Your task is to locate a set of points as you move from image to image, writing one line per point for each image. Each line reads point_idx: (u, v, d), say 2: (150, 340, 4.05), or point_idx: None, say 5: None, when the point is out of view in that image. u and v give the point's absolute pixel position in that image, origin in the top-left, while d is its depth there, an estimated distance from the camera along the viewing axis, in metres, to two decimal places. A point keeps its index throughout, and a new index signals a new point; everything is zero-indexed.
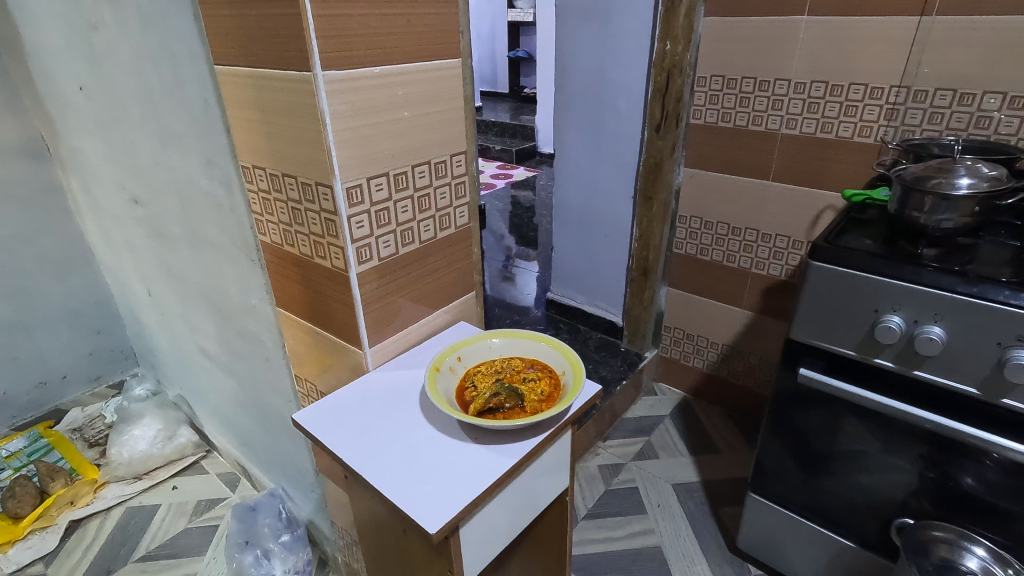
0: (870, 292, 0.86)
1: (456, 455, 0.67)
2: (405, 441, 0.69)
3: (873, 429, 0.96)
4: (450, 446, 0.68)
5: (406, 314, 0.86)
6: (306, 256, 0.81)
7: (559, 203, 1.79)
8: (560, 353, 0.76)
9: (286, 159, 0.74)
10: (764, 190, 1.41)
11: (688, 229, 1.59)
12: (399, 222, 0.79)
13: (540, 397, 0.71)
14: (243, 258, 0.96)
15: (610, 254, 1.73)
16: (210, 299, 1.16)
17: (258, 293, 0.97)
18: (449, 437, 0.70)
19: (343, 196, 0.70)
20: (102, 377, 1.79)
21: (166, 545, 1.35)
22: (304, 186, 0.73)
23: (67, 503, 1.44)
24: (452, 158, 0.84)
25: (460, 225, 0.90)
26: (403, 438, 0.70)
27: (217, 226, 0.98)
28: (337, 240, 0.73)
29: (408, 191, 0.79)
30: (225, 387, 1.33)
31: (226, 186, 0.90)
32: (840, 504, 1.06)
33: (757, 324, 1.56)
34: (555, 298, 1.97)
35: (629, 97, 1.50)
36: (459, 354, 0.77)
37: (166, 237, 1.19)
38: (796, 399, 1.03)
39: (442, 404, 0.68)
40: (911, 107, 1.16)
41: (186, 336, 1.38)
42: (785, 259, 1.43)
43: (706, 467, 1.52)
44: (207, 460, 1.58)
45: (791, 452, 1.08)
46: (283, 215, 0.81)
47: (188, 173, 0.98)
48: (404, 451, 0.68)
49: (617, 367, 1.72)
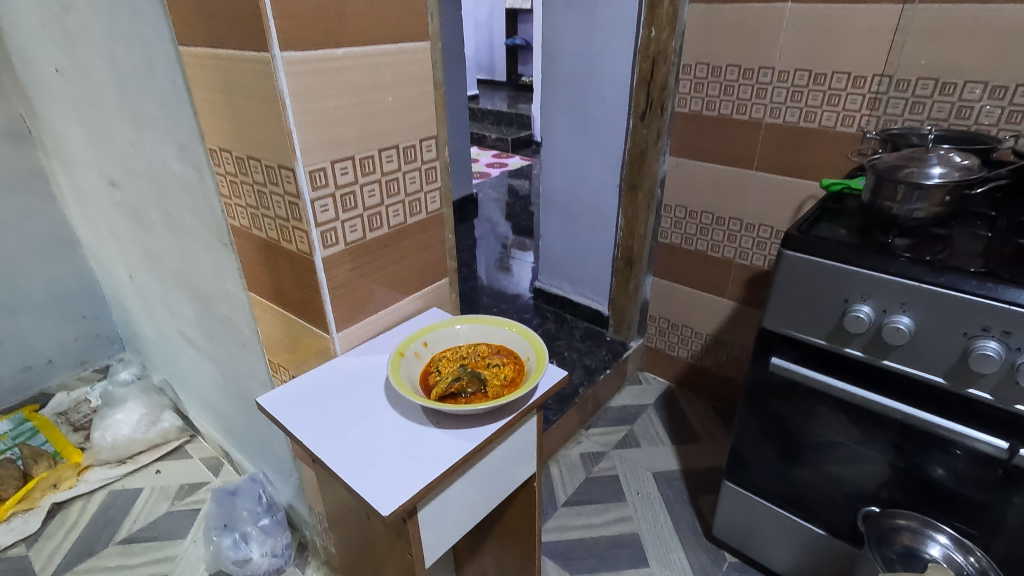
0: (840, 282, 0.86)
1: (417, 439, 0.67)
2: (368, 425, 0.70)
3: (845, 419, 0.96)
4: (412, 430, 0.68)
5: (377, 299, 0.86)
6: (273, 240, 0.80)
7: (546, 191, 1.79)
8: (525, 338, 0.76)
9: (250, 141, 0.73)
10: (748, 179, 1.40)
11: (672, 219, 1.59)
12: (366, 206, 0.78)
13: (503, 382, 0.71)
14: (216, 243, 0.95)
15: (596, 244, 1.73)
16: (187, 284, 1.16)
17: (232, 277, 0.97)
18: (411, 422, 0.69)
19: (306, 179, 0.70)
20: (88, 361, 1.79)
21: (148, 527, 1.36)
22: (268, 169, 0.73)
23: (51, 486, 1.45)
24: (422, 143, 0.84)
25: (431, 210, 0.89)
26: (367, 422, 0.70)
27: (191, 211, 0.98)
28: (301, 223, 0.72)
29: (375, 175, 0.78)
30: (206, 371, 1.33)
31: (197, 169, 0.89)
32: (812, 494, 1.07)
33: (740, 314, 1.56)
34: (542, 287, 1.97)
35: (615, 85, 1.49)
36: (424, 339, 0.77)
37: (144, 221, 1.18)
38: (768, 387, 1.04)
39: (402, 389, 0.68)
40: (893, 96, 1.15)
41: (167, 321, 1.38)
42: (768, 249, 1.43)
43: (687, 456, 1.53)
44: (191, 445, 1.59)
45: (764, 442, 1.09)
46: (250, 199, 0.80)
47: (161, 157, 0.97)
48: (367, 435, 0.68)
49: (601, 357, 1.73)
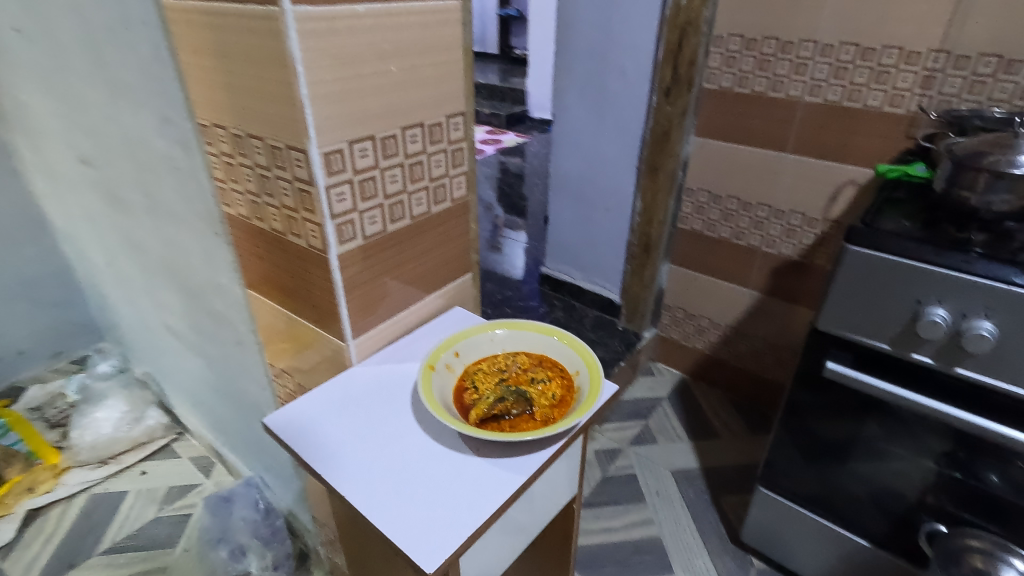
0: (913, 282, 0.78)
1: (455, 470, 0.58)
2: (396, 452, 0.60)
3: (899, 425, 0.90)
4: (447, 458, 0.59)
5: (394, 298, 0.76)
6: (277, 233, 0.69)
7: (556, 172, 1.67)
8: (572, 348, 0.66)
9: (249, 115, 0.62)
10: (781, 163, 1.31)
11: (694, 203, 1.49)
12: (387, 194, 0.67)
13: (552, 402, 0.62)
14: (208, 231, 0.84)
15: (611, 229, 1.63)
16: (173, 275, 1.04)
17: (225, 270, 0.86)
18: (447, 449, 0.60)
19: (321, 163, 0.59)
20: (63, 353, 1.66)
21: (134, 535, 1.26)
22: (272, 150, 0.61)
23: (26, 491, 1.34)
24: (449, 120, 0.72)
25: (456, 198, 0.79)
26: (395, 448, 0.60)
27: (176, 194, 0.85)
28: (314, 214, 0.61)
29: (397, 158, 0.67)
30: (195, 368, 1.22)
31: (184, 147, 0.77)
32: (852, 503, 1.02)
33: (763, 306, 1.48)
34: (549, 273, 1.88)
35: (637, 57, 1.37)
36: (455, 349, 0.67)
37: (120, 203, 1.05)
38: (813, 389, 0.97)
39: (439, 412, 0.58)
40: (950, 74, 1.06)
41: (151, 313, 1.26)
42: (799, 238, 1.35)
43: (706, 453, 1.47)
44: (179, 443, 1.48)
45: (804, 450, 1.03)
46: (248, 184, 0.68)
47: (141, 132, 0.84)
48: (396, 465, 0.58)
49: (614, 348, 1.65)
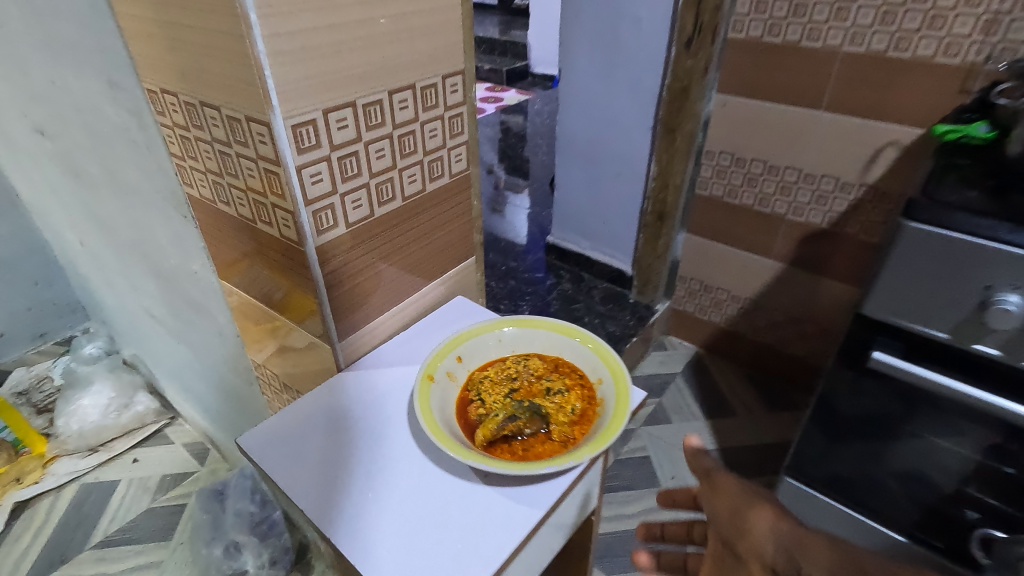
0: (981, 265, 0.69)
1: (460, 503, 0.49)
2: (393, 480, 0.52)
3: (943, 417, 0.83)
4: (451, 488, 0.51)
5: (387, 290, 0.66)
6: (246, 219, 0.59)
7: (564, 134, 1.54)
8: (593, 352, 0.59)
9: (200, 79, 0.50)
10: (813, 122, 1.18)
11: (715, 166, 1.36)
12: (373, 173, 0.57)
13: (571, 419, 0.55)
14: (174, 213, 0.73)
15: (623, 196, 1.51)
16: (146, 258, 0.94)
17: (197, 256, 0.75)
18: (451, 476, 0.52)
19: (289, 139, 0.48)
20: (47, 334, 1.56)
21: (127, 528, 1.21)
22: (230, 121, 0.50)
23: (14, 481, 1.29)
24: (445, 81, 0.61)
25: (456, 172, 0.68)
26: (391, 475, 0.52)
27: (136, 170, 0.75)
28: (284, 200, 0.51)
29: (385, 129, 0.56)
30: (180, 355, 1.13)
31: (137, 117, 0.65)
32: (886, 498, 0.97)
33: (786, 278, 1.38)
34: (556, 242, 1.77)
35: (655, 4, 1.23)
36: (458, 353, 0.59)
37: (82, 177, 0.93)
38: (849, 376, 0.89)
39: (440, 437, 0.50)
40: (1017, 18, 0.92)
41: (130, 296, 1.16)
42: (829, 204, 1.23)
43: (724, 432, 1.40)
44: (172, 428, 1.42)
45: (832, 441, 0.98)
46: (207, 162, 0.57)
47: (90, 99, 0.73)
48: (391, 496, 0.50)
49: (626, 322, 1.57)
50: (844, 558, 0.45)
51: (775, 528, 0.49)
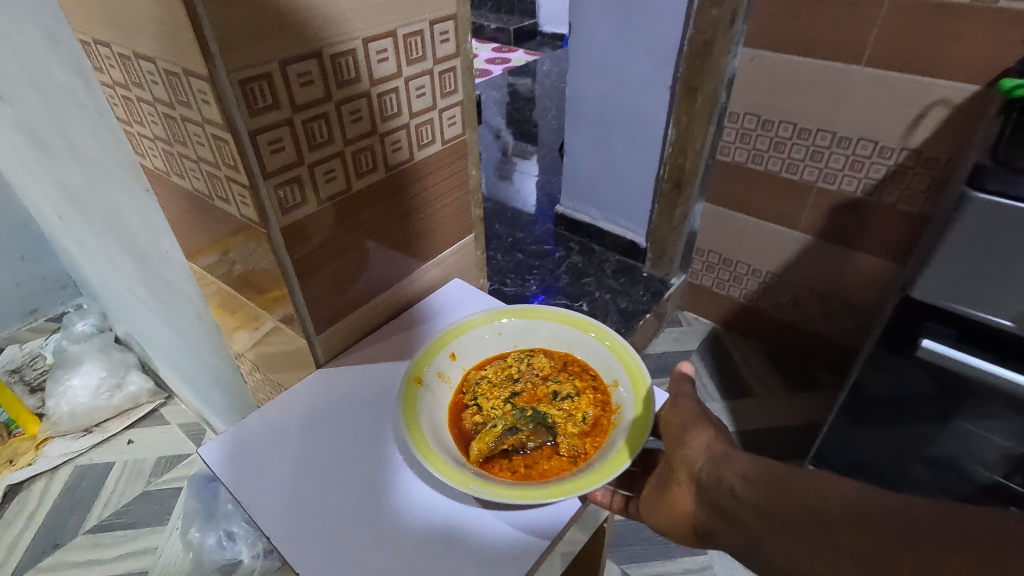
0: None
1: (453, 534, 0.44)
2: (380, 504, 0.47)
3: (983, 405, 0.75)
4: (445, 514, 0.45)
5: (373, 275, 0.58)
6: (202, 195, 0.50)
7: (575, 95, 1.43)
8: (609, 348, 0.53)
9: (130, 24, 0.41)
10: (852, 79, 1.06)
11: (738, 130, 1.25)
12: (348, 140, 0.48)
13: (582, 429, 0.49)
14: (134, 187, 0.65)
15: (637, 162, 1.41)
16: (118, 235, 0.86)
17: (164, 235, 0.68)
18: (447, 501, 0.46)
19: (236, 96, 0.39)
20: (39, 310, 1.50)
21: (122, 512, 1.17)
22: (168, 77, 0.42)
23: (6, 463, 1.25)
24: (432, 29, 0.51)
25: (448, 138, 0.59)
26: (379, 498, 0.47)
27: (92, 138, 0.66)
28: (237, 172, 0.43)
29: (361, 87, 0.47)
30: (166, 336, 1.07)
31: (81, 76, 0.57)
32: (915, 489, 0.91)
33: (813, 250, 1.28)
34: (565, 213, 1.68)
35: None
36: (452, 350, 0.55)
37: (45, 146, 0.85)
38: (888, 361, 0.81)
39: (426, 454, 0.45)
40: None
41: (111, 273, 1.09)
42: (864, 171, 1.13)
43: (741, 414, 1.33)
44: (167, 408, 1.37)
45: (857, 426, 0.91)
46: (154, 128, 0.49)
47: (35, 56, 0.64)
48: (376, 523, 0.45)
49: (639, 297, 1.50)
50: (767, 474, 0.44)
51: (709, 446, 0.47)
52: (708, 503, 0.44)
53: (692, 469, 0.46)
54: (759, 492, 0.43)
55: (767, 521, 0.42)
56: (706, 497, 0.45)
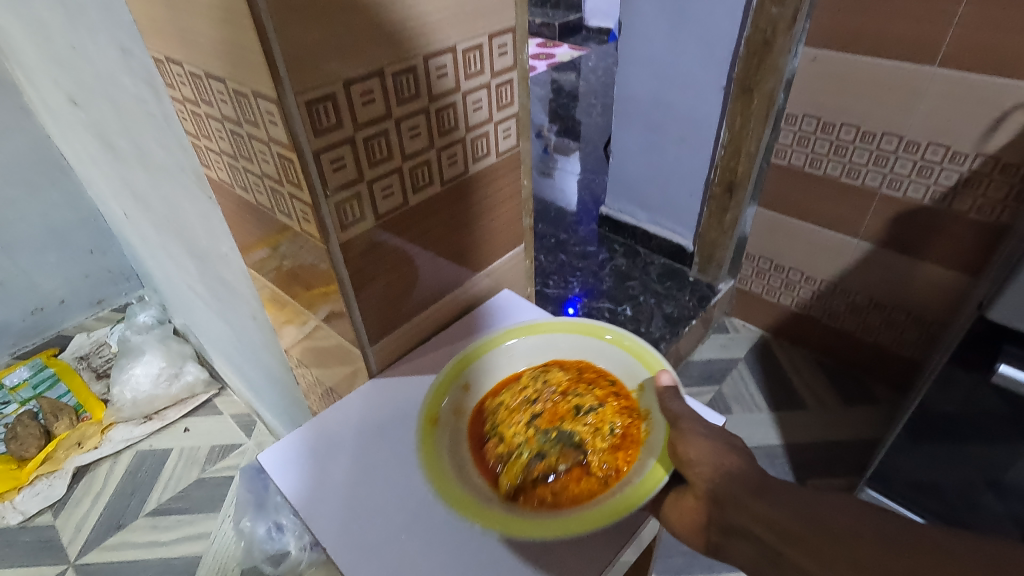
0: None
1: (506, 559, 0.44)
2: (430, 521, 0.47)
3: None
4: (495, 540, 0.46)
5: (427, 286, 0.58)
6: (264, 208, 0.52)
7: (623, 95, 1.40)
8: (626, 353, 0.56)
9: (202, 45, 0.42)
10: (923, 80, 1.00)
11: (797, 133, 1.20)
12: (406, 154, 0.49)
13: (611, 443, 0.48)
14: (198, 193, 0.67)
15: (685, 165, 1.37)
16: (179, 236, 0.90)
17: (223, 238, 0.70)
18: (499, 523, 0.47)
19: (301, 119, 0.40)
20: (105, 301, 1.59)
21: (179, 497, 1.23)
22: (238, 97, 0.43)
23: (75, 445, 1.33)
24: (491, 43, 0.51)
25: (503, 150, 0.59)
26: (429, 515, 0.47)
27: (159, 146, 0.69)
28: (301, 191, 0.43)
29: (420, 103, 0.47)
30: (222, 331, 1.11)
31: (152, 88, 0.59)
32: (984, 518, 0.84)
33: (873, 258, 1.22)
34: (609, 213, 1.66)
35: None
36: (464, 382, 0.55)
37: (114, 148, 0.88)
38: (955, 376, 0.77)
39: (457, 502, 0.45)
40: None
41: (172, 269, 1.14)
42: (933, 177, 1.06)
43: (790, 426, 1.29)
44: (221, 398, 1.43)
45: (916, 444, 0.87)
46: (221, 143, 0.50)
47: (108, 68, 0.67)
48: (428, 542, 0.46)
49: (684, 302, 1.47)
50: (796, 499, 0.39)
51: (743, 472, 0.42)
52: (709, 515, 0.42)
53: (696, 480, 0.42)
54: (779, 517, 0.39)
55: (789, 547, 0.38)
56: (712, 511, 0.42)
